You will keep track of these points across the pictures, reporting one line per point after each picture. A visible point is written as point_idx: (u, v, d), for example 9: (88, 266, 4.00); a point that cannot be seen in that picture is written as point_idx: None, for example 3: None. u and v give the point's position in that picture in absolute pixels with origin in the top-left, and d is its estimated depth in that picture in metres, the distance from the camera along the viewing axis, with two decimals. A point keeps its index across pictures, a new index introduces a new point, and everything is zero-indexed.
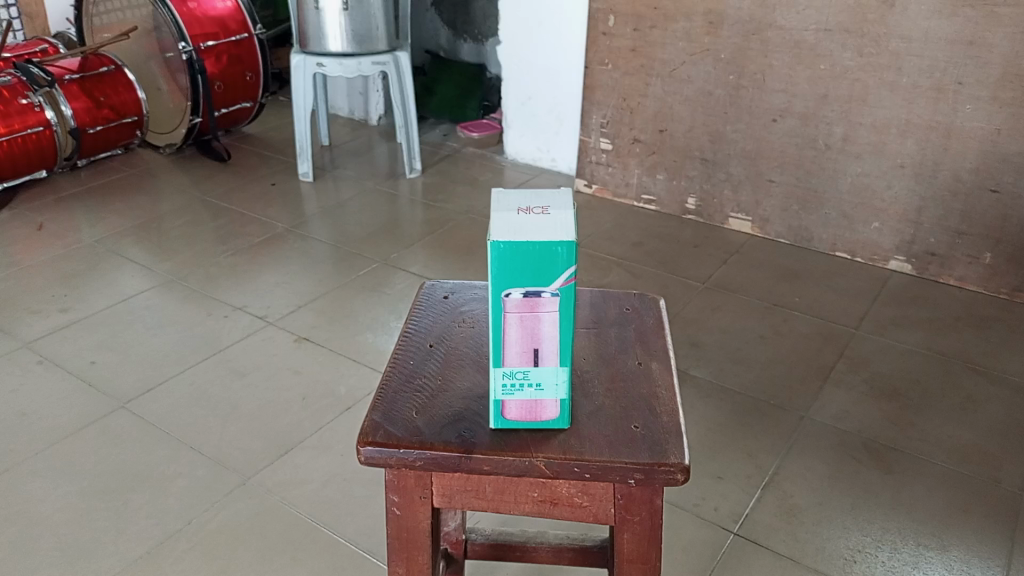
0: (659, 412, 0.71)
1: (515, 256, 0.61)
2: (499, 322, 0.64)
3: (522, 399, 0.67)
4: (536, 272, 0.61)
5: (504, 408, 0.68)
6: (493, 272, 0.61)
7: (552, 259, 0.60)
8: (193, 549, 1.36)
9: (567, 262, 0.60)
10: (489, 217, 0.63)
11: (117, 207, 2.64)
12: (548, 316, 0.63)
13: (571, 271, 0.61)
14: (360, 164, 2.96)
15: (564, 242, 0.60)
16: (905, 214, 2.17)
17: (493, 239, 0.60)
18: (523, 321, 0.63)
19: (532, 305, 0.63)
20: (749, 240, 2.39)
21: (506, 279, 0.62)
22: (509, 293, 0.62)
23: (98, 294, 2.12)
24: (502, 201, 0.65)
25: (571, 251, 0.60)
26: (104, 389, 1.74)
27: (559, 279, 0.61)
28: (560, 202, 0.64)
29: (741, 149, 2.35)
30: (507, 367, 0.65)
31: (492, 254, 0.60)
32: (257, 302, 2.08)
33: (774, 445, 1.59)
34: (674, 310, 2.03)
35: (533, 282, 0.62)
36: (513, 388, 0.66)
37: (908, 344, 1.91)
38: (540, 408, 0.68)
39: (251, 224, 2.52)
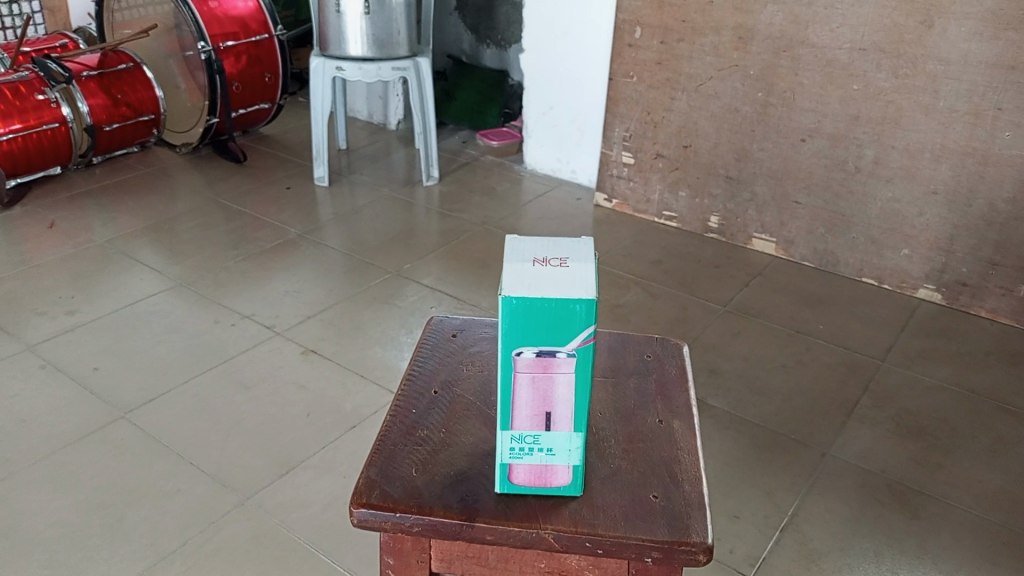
0: (680, 480, 0.65)
1: (530, 312, 0.55)
2: (509, 382, 0.58)
3: (533, 464, 0.61)
4: (552, 329, 0.56)
5: (511, 472, 0.62)
6: (504, 328, 0.56)
7: (569, 318, 0.55)
8: (187, 572, 1.31)
9: (586, 322, 0.55)
10: (502, 267, 0.57)
11: (129, 206, 2.61)
12: (563, 377, 0.58)
13: (590, 330, 0.55)
14: (377, 169, 2.91)
15: (584, 300, 0.54)
16: (936, 242, 2.10)
17: (506, 294, 0.54)
18: (535, 381, 0.58)
19: (546, 365, 0.57)
20: (772, 263, 2.32)
21: (518, 337, 0.56)
22: (521, 352, 0.57)
23: (106, 296, 2.09)
24: (516, 250, 0.59)
25: (591, 310, 0.54)
26: (106, 398, 1.70)
27: (576, 338, 0.56)
28: (580, 253, 0.58)
29: (767, 168, 2.28)
30: (515, 431, 0.60)
31: (503, 309, 0.55)
32: (265, 311, 2.04)
33: (794, 484, 1.53)
34: (694, 334, 1.97)
35: (547, 341, 0.56)
36: (522, 452, 0.61)
37: (936, 379, 1.84)
38: (551, 475, 0.62)
39: (264, 229, 2.48)
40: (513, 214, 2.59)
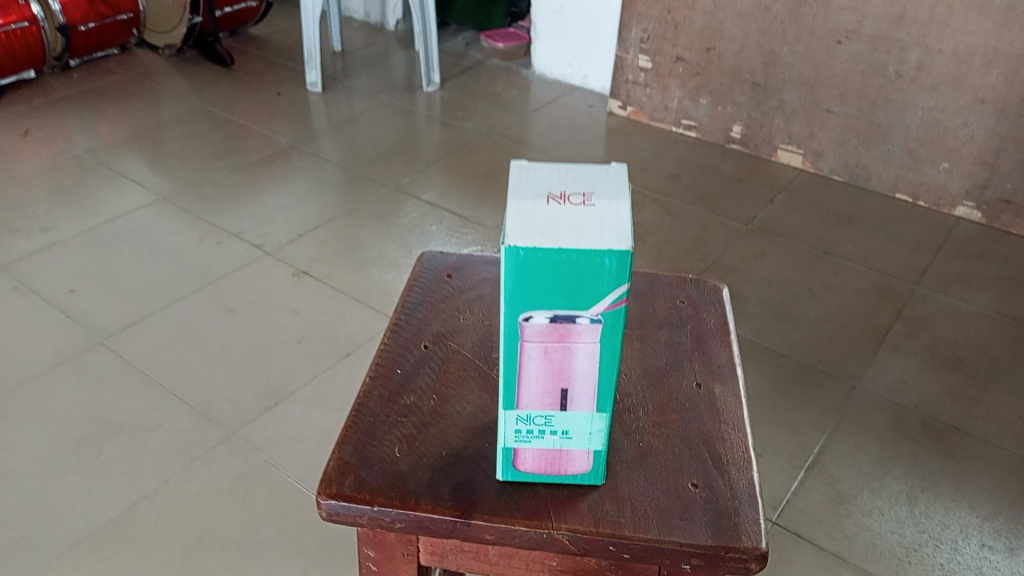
0: (726, 465, 0.55)
1: (542, 267, 0.44)
2: (514, 354, 0.47)
3: (544, 450, 0.51)
4: (572, 290, 0.44)
5: (516, 458, 0.52)
6: (509, 287, 0.45)
7: (596, 275, 0.44)
8: (168, 514, 1.22)
9: (617, 280, 0.44)
10: (506, 206, 0.45)
11: (110, 114, 2.44)
12: (585, 348, 0.47)
13: (622, 290, 0.44)
14: (374, 74, 2.72)
15: (615, 252, 0.43)
16: (980, 155, 1.93)
17: (511, 243, 0.43)
18: (548, 352, 0.47)
19: (562, 333, 0.46)
20: (799, 177, 2.16)
21: (527, 298, 0.45)
22: (529, 317, 0.46)
23: (84, 212, 1.95)
24: (524, 181, 0.47)
25: (624, 264, 0.43)
26: (84, 323, 1.59)
27: (603, 300, 0.45)
28: (608, 186, 0.47)
29: (798, 74, 2.09)
30: (522, 411, 0.49)
31: (508, 264, 0.43)
32: (254, 229, 1.90)
33: (821, 420, 1.42)
34: (714, 256, 1.83)
35: (565, 304, 0.45)
36: (530, 435, 0.50)
37: (975, 306, 1.71)
38: (567, 464, 0.52)
39: (253, 138, 2.32)
40: (520, 123, 2.41)
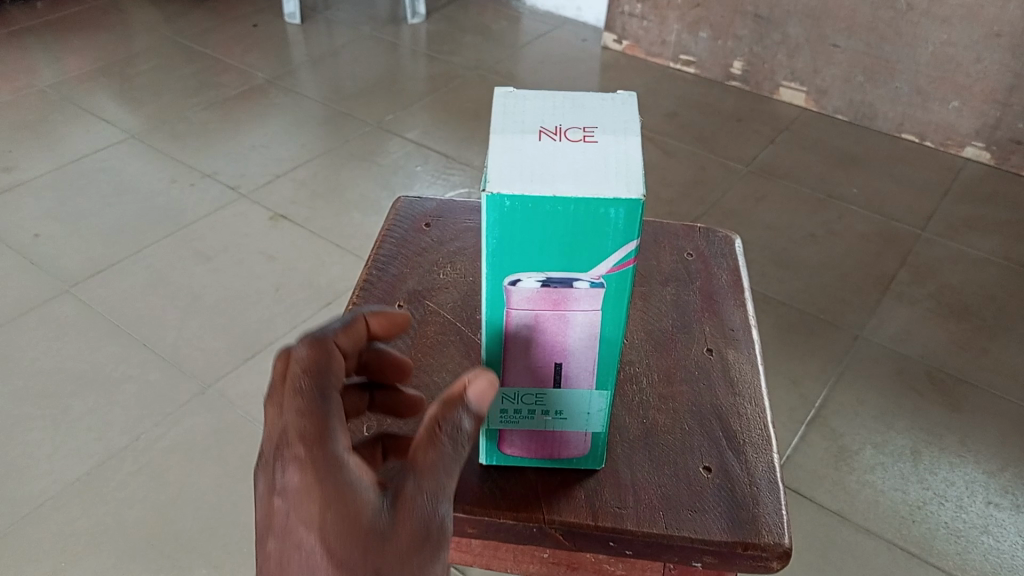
0: (741, 447, 0.55)
1: (533, 219, 0.39)
2: (500, 320, 0.44)
3: (532, 429, 0.49)
4: (569, 249, 0.40)
5: (502, 443, 0.51)
6: (493, 243, 0.40)
7: (601, 230, 0.38)
8: (138, 473, 1.16)
9: (624, 236, 0.38)
10: (491, 144, 0.40)
11: (76, 45, 2.30)
12: (584, 316, 0.43)
13: (629, 249, 0.39)
14: (357, 5, 2.58)
15: (623, 202, 0.37)
16: (992, 93, 1.83)
17: (495, 190, 0.37)
18: (540, 321, 0.44)
19: (557, 300, 0.42)
20: (802, 115, 2.07)
21: (514, 259, 0.41)
22: (517, 281, 0.42)
23: (47, 151, 1.84)
24: (513, 117, 0.42)
25: (633, 216, 0.38)
26: (48, 269, 1.50)
27: (606, 261, 0.40)
28: (613, 124, 0.41)
29: (803, 5, 1.98)
30: (509, 390, 0.47)
31: (493, 217, 0.39)
32: (229, 169, 1.80)
33: (823, 371, 1.36)
34: (713, 198, 1.75)
35: (560, 266, 0.41)
36: (516, 416, 0.48)
37: (983, 252, 1.64)
38: (557, 447, 0.51)
39: (228, 72, 2.19)
40: (510, 58, 2.29)
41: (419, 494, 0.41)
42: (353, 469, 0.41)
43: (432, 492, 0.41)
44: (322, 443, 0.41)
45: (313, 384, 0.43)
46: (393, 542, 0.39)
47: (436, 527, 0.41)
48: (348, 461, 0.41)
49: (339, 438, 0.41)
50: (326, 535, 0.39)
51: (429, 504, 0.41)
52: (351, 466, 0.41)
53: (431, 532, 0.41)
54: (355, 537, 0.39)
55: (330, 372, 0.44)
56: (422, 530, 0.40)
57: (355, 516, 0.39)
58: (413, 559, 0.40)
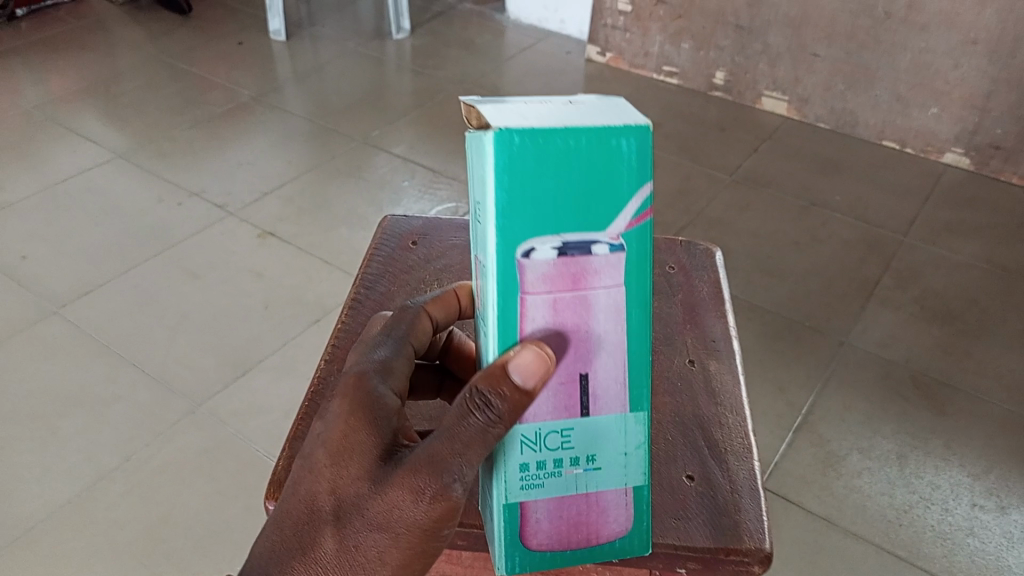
0: (723, 454, 0.58)
1: (542, 161, 0.42)
2: (512, 312, 0.45)
3: (560, 497, 0.48)
4: (584, 199, 0.43)
5: (527, 535, 0.48)
6: (503, 195, 0.42)
7: (614, 167, 0.43)
8: (129, 493, 1.16)
9: (635, 173, 0.43)
10: (479, 113, 0.43)
11: (60, 65, 2.30)
12: (605, 294, 0.45)
13: (644, 192, 0.44)
14: (341, 21, 2.60)
15: (631, 130, 0.42)
16: (971, 99, 1.86)
17: (503, 127, 0.41)
18: (559, 308, 0.45)
19: (578, 273, 0.44)
20: (784, 124, 2.10)
21: (524, 222, 0.43)
22: (530, 250, 0.43)
23: (36, 171, 1.85)
24: (494, 102, 0.46)
25: (643, 146, 0.43)
26: (36, 290, 1.50)
27: (623, 213, 0.44)
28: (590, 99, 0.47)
29: (783, 15, 2.00)
30: (535, 429, 0.47)
31: (503, 159, 0.41)
32: (215, 187, 1.80)
33: (810, 378, 1.37)
34: (698, 208, 1.76)
35: (576, 222, 0.43)
36: (536, 478, 0.47)
37: (964, 256, 1.66)
38: (594, 529, 0.49)
39: (214, 90, 2.20)
40: (494, 70, 2.31)
41: (424, 456, 0.44)
42: (380, 412, 0.48)
43: (439, 456, 0.44)
44: (358, 391, 0.49)
45: (387, 340, 0.54)
46: (383, 491, 0.45)
47: (438, 493, 0.44)
48: (374, 410, 0.48)
49: (379, 389, 0.49)
50: (328, 467, 0.46)
51: (434, 465, 0.44)
52: (379, 414, 0.48)
53: (425, 496, 0.44)
54: (352, 473, 0.46)
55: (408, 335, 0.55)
56: (420, 489, 0.44)
57: (360, 455, 0.46)
58: (400, 515, 0.45)
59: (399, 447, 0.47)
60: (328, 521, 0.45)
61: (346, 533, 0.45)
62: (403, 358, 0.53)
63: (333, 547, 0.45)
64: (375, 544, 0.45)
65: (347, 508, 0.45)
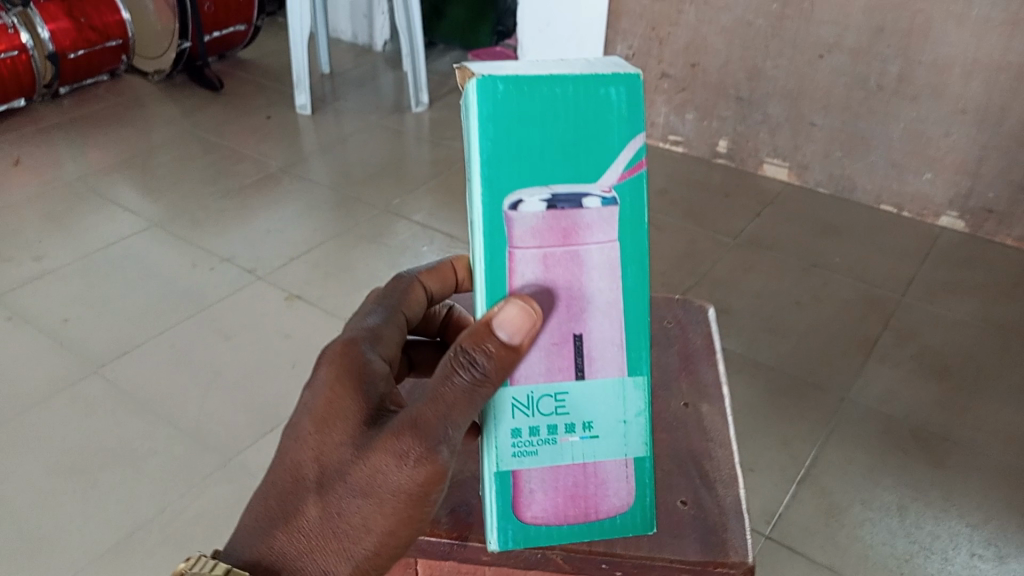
0: (713, 484, 0.68)
1: (534, 106, 0.52)
2: (503, 262, 0.54)
3: (553, 466, 0.57)
4: (579, 147, 0.54)
5: (523, 506, 0.58)
6: (488, 144, 0.52)
7: (607, 112, 0.54)
8: (164, 542, 1.22)
9: (625, 118, 0.54)
10: (461, 71, 0.53)
11: (100, 140, 2.45)
12: (595, 246, 0.55)
13: (637, 141, 0.55)
14: (363, 95, 2.75)
15: (624, 79, 0.54)
16: (963, 165, 1.95)
17: (486, 77, 0.51)
18: (553, 258, 0.55)
19: (570, 227, 0.54)
20: (785, 189, 2.19)
21: (511, 170, 0.53)
22: (518, 200, 0.53)
23: (77, 239, 1.96)
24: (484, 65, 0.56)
25: (632, 92, 0.54)
26: (78, 350, 1.60)
27: (616, 168, 0.55)
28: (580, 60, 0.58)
29: (781, 87, 2.11)
30: (526, 391, 0.56)
31: (488, 105, 0.51)
32: (245, 253, 1.91)
33: (813, 432, 1.43)
34: (703, 269, 1.85)
35: (570, 169, 0.54)
36: (524, 449, 0.57)
37: (961, 314, 1.73)
38: (594, 502, 0.59)
39: (243, 161, 2.33)
40: None
41: (406, 423, 0.51)
42: (366, 383, 0.56)
43: (427, 422, 0.51)
44: (349, 362, 0.57)
45: (378, 311, 0.65)
46: (367, 459, 0.52)
47: (423, 456, 0.51)
48: (364, 383, 0.56)
49: (368, 355, 0.58)
50: (313, 435, 0.54)
51: (421, 429, 0.51)
52: (368, 387, 0.56)
53: (409, 461, 0.51)
54: (336, 440, 0.54)
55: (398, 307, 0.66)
56: (402, 453, 0.51)
57: (343, 423, 0.54)
58: (381, 476, 0.51)
59: (383, 416, 0.54)
60: (312, 488, 0.53)
61: (330, 498, 0.53)
62: (392, 325, 0.64)
63: (318, 511, 0.53)
64: (358, 504, 0.52)
65: (331, 473, 0.53)
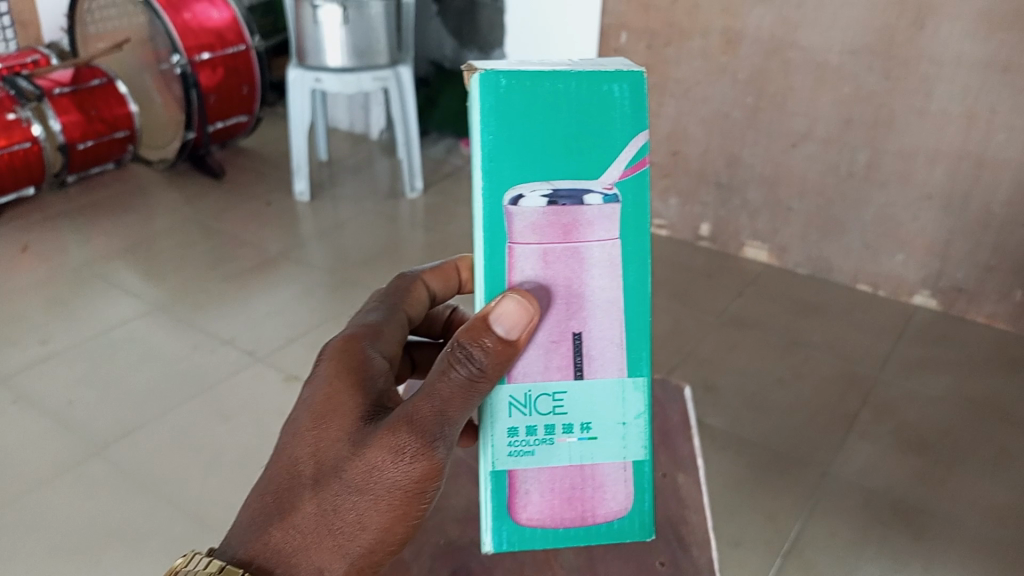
0: (688, 545, 0.77)
1: (535, 103, 0.64)
2: (505, 252, 0.65)
3: (549, 468, 0.68)
4: (579, 142, 0.65)
5: (522, 506, 0.69)
6: (490, 139, 0.64)
7: (608, 108, 0.65)
8: None
9: (622, 113, 0.66)
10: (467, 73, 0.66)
11: (105, 226, 2.54)
12: (596, 239, 0.66)
13: (639, 137, 0.66)
14: (359, 182, 2.86)
15: (623, 80, 0.65)
16: (932, 246, 2.06)
17: (492, 74, 0.63)
18: (557, 249, 0.65)
19: (573, 218, 0.65)
20: (765, 270, 2.29)
21: (513, 162, 0.64)
22: (520, 194, 0.64)
23: (82, 323, 2.02)
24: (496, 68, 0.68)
25: (632, 89, 0.65)
26: (81, 432, 1.64)
27: (617, 163, 0.66)
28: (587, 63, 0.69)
29: (759, 174, 2.23)
30: (528, 385, 0.66)
31: (491, 101, 0.64)
32: (245, 335, 1.97)
33: (796, 506, 1.48)
34: (689, 348, 1.91)
35: (570, 161, 0.65)
36: (520, 451, 0.68)
37: (937, 389, 1.80)
38: (591, 508, 0.70)
39: (243, 247, 2.42)
40: None
41: (399, 422, 0.60)
42: (364, 381, 0.65)
43: (420, 419, 0.60)
44: (350, 361, 0.67)
45: (379, 308, 0.75)
46: (364, 455, 0.60)
47: (417, 453, 0.59)
48: (363, 384, 0.65)
49: (369, 353, 0.68)
50: (311, 433, 0.64)
51: (413, 429, 0.60)
52: (366, 387, 0.65)
53: (404, 458, 0.60)
54: (332, 438, 0.62)
55: (400, 304, 0.76)
56: (397, 449, 0.60)
57: (339, 422, 0.63)
58: (376, 471, 0.60)
59: (379, 414, 0.63)
60: (308, 484, 0.62)
61: (325, 493, 0.62)
62: (396, 324, 0.74)
63: (315, 505, 0.62)
64: (355, 498, 0.61)
65: (327, 470, 0.62)
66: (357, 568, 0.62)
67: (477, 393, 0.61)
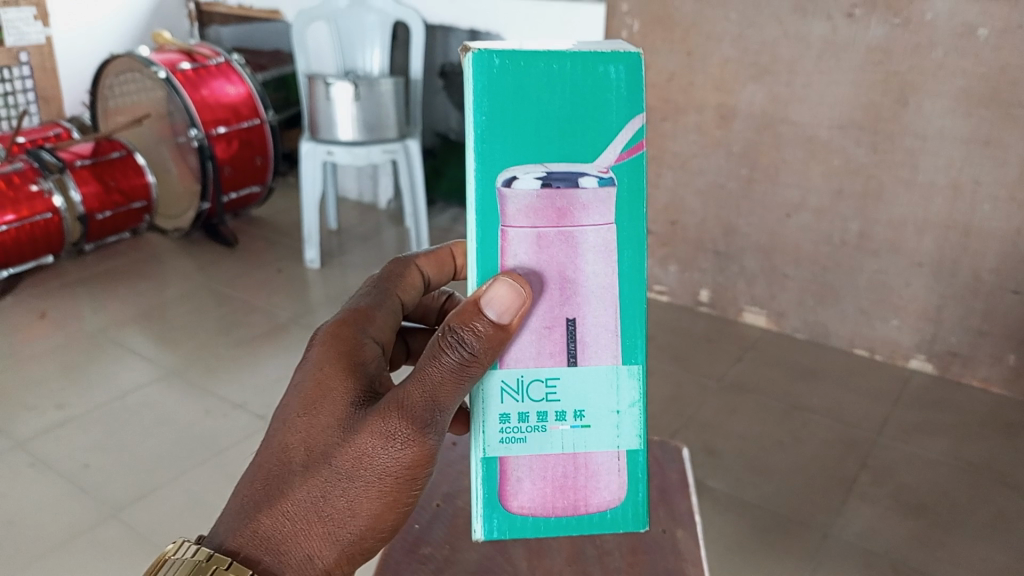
0: None
1: (528, 82, 0.67)
2: (496, 233, 0.68)
3: (541, 454, 0.71)
4: (573, 123, 0.68)
5: (513, 493, 0.72)
6: (484, 119, 0.67)
7: (605, 89, 0.68)
8: None
9: (619, 95, 0.68)
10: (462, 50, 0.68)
11: (121, 293, 2.61)
12: (590, 222, 0.69)
13: (636, 119, 0.68)
14: (367, 249, 2.94)
15: (621, 62, 0.68)
16: (925, 312, 2.12)
17: (485, 53, 0.66)
18: (550, 231, 0.68)
19: (568, 199, 0.68)
20: (763, 335, 2.35)
21: (504, 142, 0.67)
22: (513, 173, 0.67)
23: (97, 389, 2.07)
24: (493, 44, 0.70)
25: (629, 72, 0.68)
26: (96, 496, 1.67)
27: (614, 144, 0.69)
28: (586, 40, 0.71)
29: (755, 243, 2.31)
30: (520, 371, 0.70)
31: (485, 78, 0.66)
32: (256, 400, 2.01)
33: (798, 567, 1.50)
34: (690, 412, 1.96)
35: (564, 141, 0.68)
36: (511, 438, 0.71)
37: (934, 452, 1.83)
38: (583, 498, 0.73)
39: (255, 313, 2.48)
40: None
41: (394, 410, 0.64)
42: (357, 368, 0.69)
43: (413, 405, 0.64)
44: (343, 347, 0.71)
45: (371, 293, 0.79)
46: (356, 440, 0.65)
47: (409, 439, 0.64)
48: (355, 369, 0.69)
49: (363, 339, 0.73)
50: (303, 419, 0.67)
51: (408, 416, 0.64)
52: (358, 373, 0.69)
53: (395, 443, 0.64)
54: (324, 424, 0.66)
55: (392, 289, 0.81)
56: (392, 434, 0.64)
57: (331, 408, 0.66)
58: (369, 456, 0.64)
59: (370, 400, 0.68)
60: (298, 470, 0.65)
61: (315, 478, 0.65)
62: (388, 311, 0.78)
63: (306, 491, 0.65)
64: (347, 483, 0.65)
65: (319, 456, 0.65)
66: (346, 555, 0.66)
67: (469, 376, 0.65)
